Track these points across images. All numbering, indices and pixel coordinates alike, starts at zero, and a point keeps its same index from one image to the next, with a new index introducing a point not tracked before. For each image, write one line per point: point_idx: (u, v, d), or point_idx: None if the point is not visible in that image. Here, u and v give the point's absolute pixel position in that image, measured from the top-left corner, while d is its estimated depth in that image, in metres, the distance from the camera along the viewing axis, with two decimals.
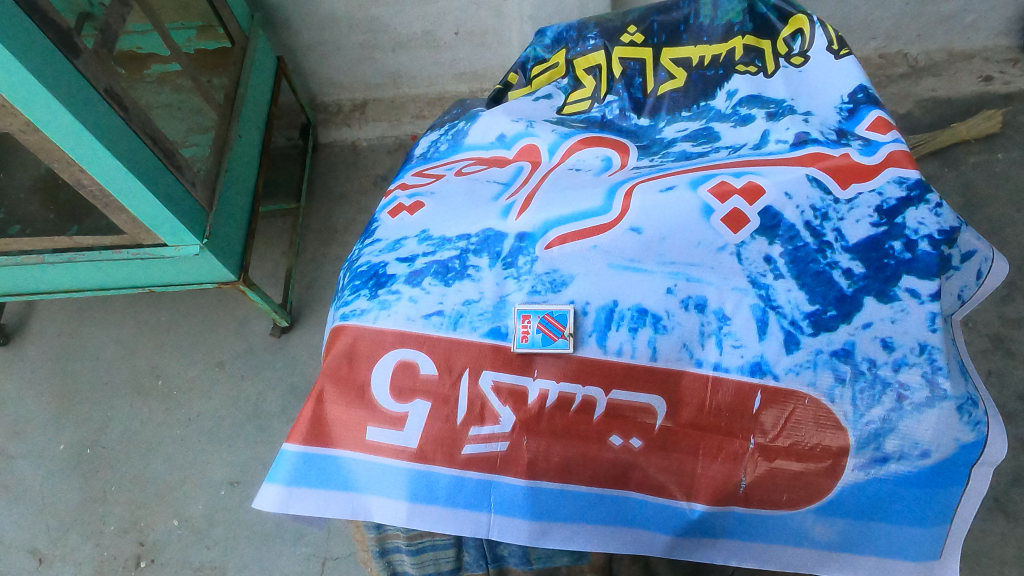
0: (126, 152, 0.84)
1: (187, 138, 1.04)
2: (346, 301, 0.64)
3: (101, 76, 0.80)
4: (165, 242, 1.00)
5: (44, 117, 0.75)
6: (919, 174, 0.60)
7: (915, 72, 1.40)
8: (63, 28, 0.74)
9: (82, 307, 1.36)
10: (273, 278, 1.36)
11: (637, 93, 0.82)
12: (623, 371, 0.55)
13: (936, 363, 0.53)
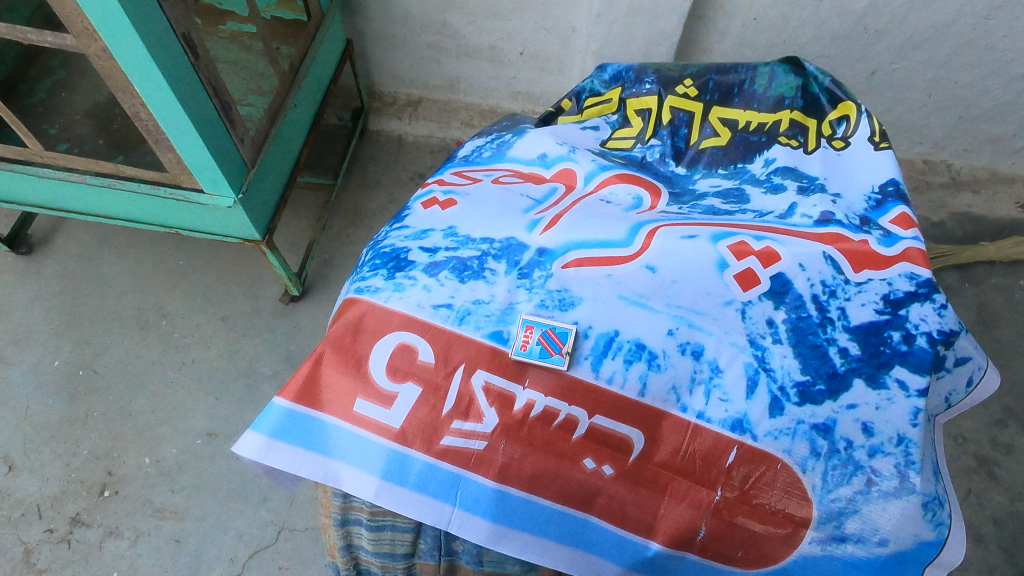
0: (187, 97, 0.87)
1: (244, 97, 1.08)
2: (362, 277, 0.67)
3: (182, 21, 0.84)
4: (202, 189, 1.03)
5: (121, 47, 0.78)
6: (931, 274, 0.62)
7: (955, 184, 1.42)
8: None
9: (108, 235, 1.40)
10: (294, 247, 1.39)
11: (680, 142, 0.84)
12: (610, 400, 0.57)
13: (911, 457, 0.55)
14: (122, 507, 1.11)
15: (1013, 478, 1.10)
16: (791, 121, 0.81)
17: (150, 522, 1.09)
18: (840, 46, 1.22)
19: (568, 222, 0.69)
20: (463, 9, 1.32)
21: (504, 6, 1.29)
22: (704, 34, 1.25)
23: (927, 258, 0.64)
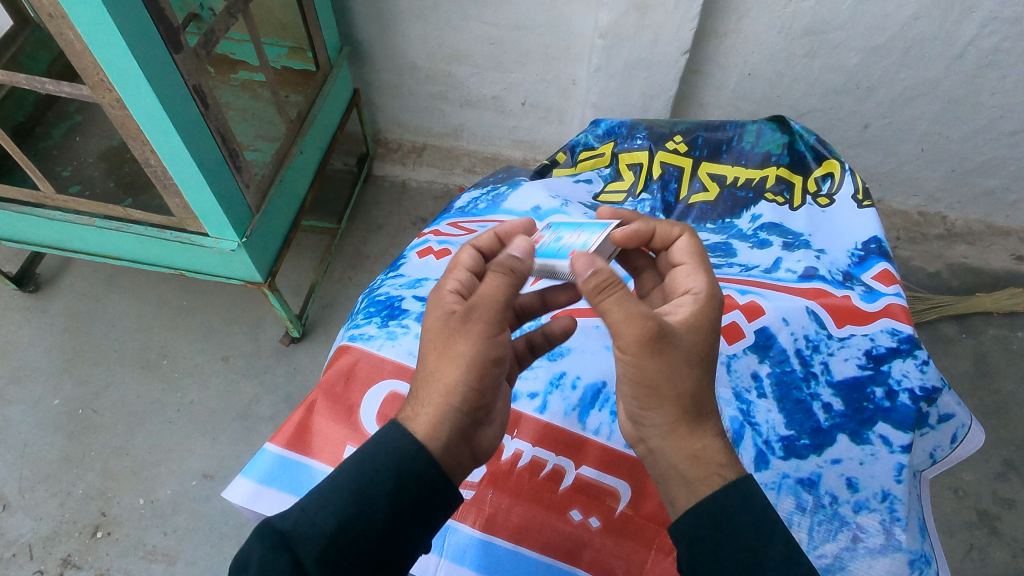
0: (196, 145, 0.90)
1: (252, 142, 1.11)
2: (357, 324, 0.76)
3: (193, 72, 0.88)
4: (207, 232, 1.05)
5: (134, 98, 0.81)
6: (912, 330, 0.70)
7: (950, 236, 1.43)
8: (173, 25, 0.81)
9: (114, 275, 1.42)
10: (296, 288, 1.41)
11: (670, 197, 0.91)
12: (586, 444, 0.69)
13: (895, 514, 0.62)
14: (115, 549, 1.10)
15: (1015, 533, 1.09)
16: (773, 180, 0.88)
17: (141, 565, 1.08)
18: (833, 100, 1.25)
19: (550, 284, 0.87)
20: (468, 61, 1.36)
21: (506, 59, 1.33)
22: (700, 87, 1.29)
23: (908, 314, 0.72)
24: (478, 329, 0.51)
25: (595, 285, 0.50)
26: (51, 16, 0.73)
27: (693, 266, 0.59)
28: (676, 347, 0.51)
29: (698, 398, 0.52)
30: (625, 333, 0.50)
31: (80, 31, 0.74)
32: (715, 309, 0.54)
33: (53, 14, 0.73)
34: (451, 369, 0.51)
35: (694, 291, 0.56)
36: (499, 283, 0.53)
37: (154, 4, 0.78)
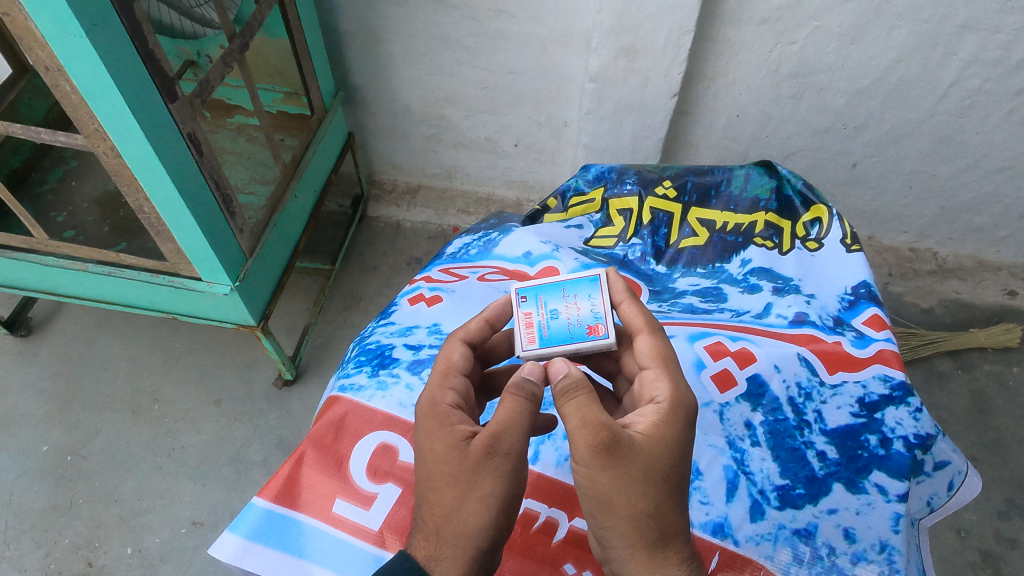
0: (190, 192, 0.91)
1: (247, 186, 1.13)
2: (347, 373, 0.76)
3: (188, 121, 0.89)
4: (200, 277, 1.05)
5: (128, 147, 0.82)
6: (904, 375, 0.71)
7: (942, 271, 1.44)
8: (168, 75, 0.83)
9: (107, 318, 1.42)
10: (290, 330, 1.41)
11: (660, 242, 0.92)
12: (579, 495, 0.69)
13: (894, 564, 0.63)
14: None
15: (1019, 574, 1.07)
16: (760, 225, 0.88)
17: None
18: (821, 139, 1.27)
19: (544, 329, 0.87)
20: (461, 104, 1.38)
21: (499, 102, 1.36)
22: (690, 128, 1.31)
23: (900, 359, 0.73)
24: (505, 464, 0.51)
25: (563, 390, 0.52)
26: (47, 68, 0.74)
27: (659, 372, 0.56)
28: (631, 457, 0.50)
29: (658, 516, 0.51)
30: (577, 440, 0.50)
31: (75, 81, 0.75)
32: (681, 419, 0.53)
33: (50, 67, 0.74)
34: (474, 514, 0.50)
35: (657, 399, 0.54)
36: (517, 409, 0.52)
37: (150, 56, 0.79)
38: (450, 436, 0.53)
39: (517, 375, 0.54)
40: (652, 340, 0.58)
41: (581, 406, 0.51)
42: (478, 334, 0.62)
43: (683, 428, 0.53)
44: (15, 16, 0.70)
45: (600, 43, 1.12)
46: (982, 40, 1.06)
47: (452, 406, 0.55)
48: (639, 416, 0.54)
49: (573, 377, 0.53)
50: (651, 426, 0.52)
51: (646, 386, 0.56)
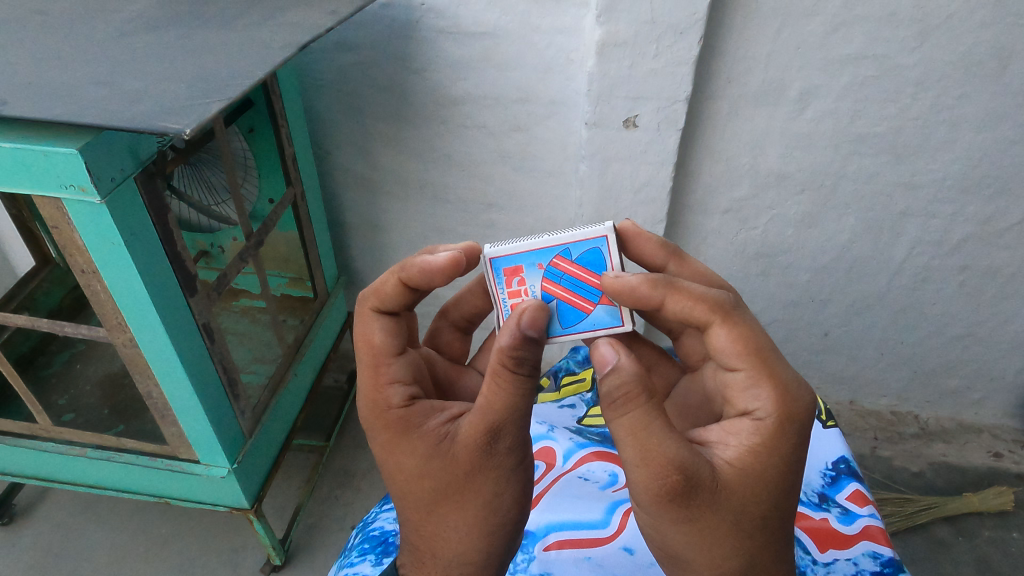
0: (200, 378, 0.95)
1: (248, 365, 1.20)
2: (352, 561, 0.77)
3: (204, 312, 0.95)
4: (199, 459, 1.06)
5: (148, 338, 0.88)
6: (892, 551, 0.74)
7: (926, 434, 1.48)
8: (191, 272, 0.90)
9: (93, 502, 1.39)
10: (281, 510, 1.38)
11: None
12: None
13: None
14: None
15: None
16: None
17: None
18: (793, 311, 1.36)
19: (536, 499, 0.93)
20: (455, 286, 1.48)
21: None
22: None
23: (887, 534, 0.76)
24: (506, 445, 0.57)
25: (616, 387, 0.51)
26: (83, 270, 0.81)
27: (752, 378, 0.56)
28: (712, 498, 0.52)
29: (738, 559, 0.54)
30: (643, 482, 0.52)
31: (107, 282, 0.82)
32: (779, 441, 0.54)
33: (85, 269, 0.81)
34: (470, 524, 0.59)
35: (755, 412, 0.55)
36: (509, 391, 0.54)
37: (177, 257, 0.87)
38: (425, 446, 0.58)
39: (500, 349, 0.53)
40: (728, 332, 0.55)
41: (649, 431, 0.50)
42: (401, 298, 0.61)
43: (782, 449, 0.55)
44: (62, 229, 0.78)
45: None
46: (923, 224, 1.19)
47: (406, 408, 0.60)
48: (733, 434, 0.56)
49: (624, 370, 0.51)
50: (743, 447, 0.55)
51: (743, 396, 0.57)
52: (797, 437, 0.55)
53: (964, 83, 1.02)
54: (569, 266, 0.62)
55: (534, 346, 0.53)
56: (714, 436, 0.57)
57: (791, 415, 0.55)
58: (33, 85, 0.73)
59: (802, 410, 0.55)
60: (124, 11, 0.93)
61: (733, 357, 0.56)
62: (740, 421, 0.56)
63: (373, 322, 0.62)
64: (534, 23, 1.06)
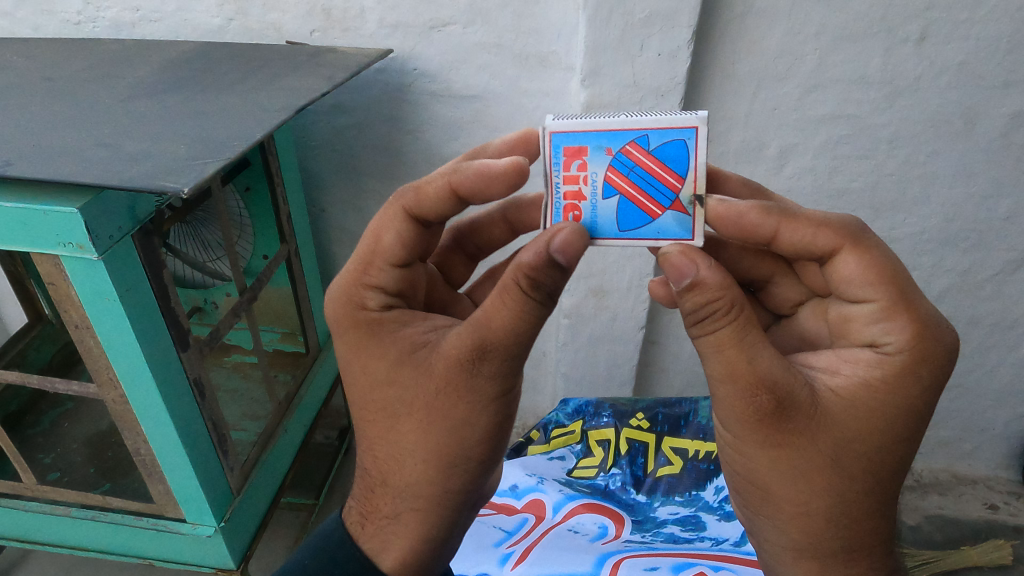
0: (189, 434, 0.95)
1: (239, 422, 1.21)
2: None
3: (196, 367, 0.95)
4: (186, 517, 1.04)
5: (138, 394, 0.88)
6: None
7: (921, 486, 1.47)
8: (184, 327, 0.91)
9: (75, 565, 1.35)
10: (268, 572, 1.35)
11: (638, 470, 1.08)
12: None
13: None
14: None
15: None
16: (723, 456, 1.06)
17: None
18: None
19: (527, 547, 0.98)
20: None
21: None
22: (660, 355, 1.41)
23: None
24: (492, 369, 0.55)
25: (699, 301, 0.52)
26: (77, 325, 0.82)
27: (885, 314, 0.54)
28: (815, 422, 0.53)
29: (837, 501, 0.54)
30: (733, 398, 0.52)
31: (101, 337, 0.83)
32: (904, 378, 0.53)
33: (80, 325, 0.82)
34: (422, 458, 0.60)
35: (883, 347, 0.54)
36: (511, 309, 0.53)
37: (171, 313, 0.88)
38: (395, 353, 0.60)
39: (521, 265, 0.52)
40: (858, 259, 0.54)
41: (741, 346, 0.51)
42: (443, 206, 0.60)
43: (908, 387, 0.53)
44: (58, 285, 0.79)
45: (572, 285, 1.25)
46: (904, 276, 1.22)
47: (382, 313, 0.61)
48: (848, 363, 0.55)
49: (708, 284, 0.51)
50: (858, 379, 0.54)
51: (868, 327, 0.55)
52: (931, 377, 0.53)
53: (934, 141, 1.06)
54: (643, 158, 0.57)
55: (554, 274, 0.52)
56: (823, 363, 0.56)
57: (926, 353, 0.53)
58: (37, 148, 0.75)
59: (941, 351, 0.53)
60: (127, 77, 0.97)
61: (861, 285, 0.55)
62: (859, 351, 0.55)
63: (392, 224, 0.62)
64: (522, 86, 1.11)
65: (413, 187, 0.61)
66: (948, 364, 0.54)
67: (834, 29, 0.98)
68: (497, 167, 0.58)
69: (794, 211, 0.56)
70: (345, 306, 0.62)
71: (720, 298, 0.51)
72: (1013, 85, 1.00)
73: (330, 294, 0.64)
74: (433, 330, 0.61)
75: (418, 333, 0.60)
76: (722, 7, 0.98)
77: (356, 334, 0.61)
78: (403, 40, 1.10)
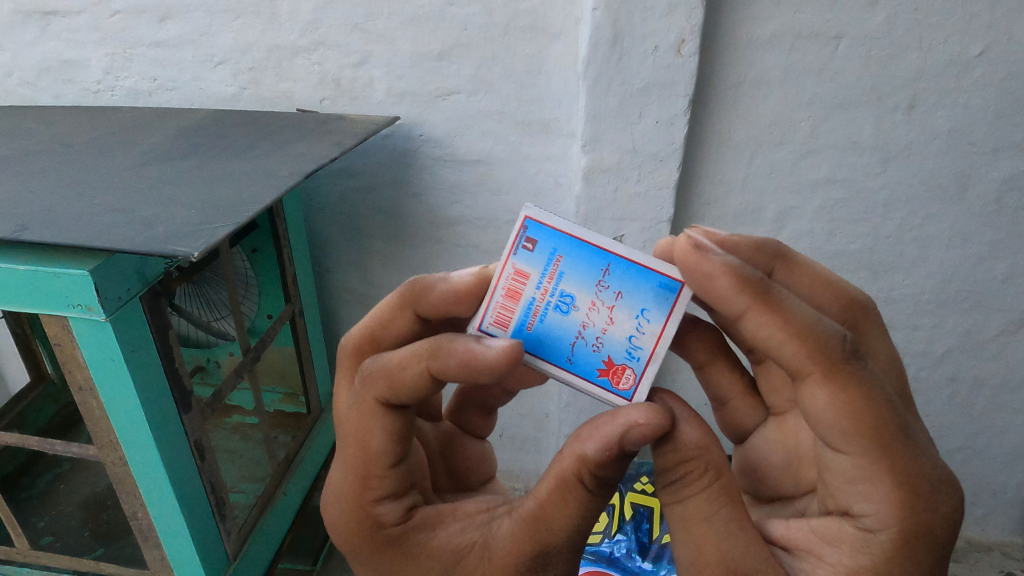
0: (188, 497, 0.93)
1: (237, 484, 1.20)
2: None
3: (197, 429, 0.95)
4: None
5: (138, 456, 0.87)
6: None
7: None
8: (187, 389, 0.91)
9: None
10: None
11: (643, 537, 1.07)
12: None
13: None
14: None
15: None
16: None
17: None
18: None
19: None
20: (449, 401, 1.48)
21: None
22: None
23: None
24: (558, 568, 0.58)
25: (675, 460, 0.54)
26: (80, 387, 0.83)
27: (871, 490, 0.51)
28: None
29: None
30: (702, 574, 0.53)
31: (103, 399, 0.83)
32: (895, 558, 0.51)
33: (83, 386, 0.82)
34: None
35: (867, 522, 0.52)
36: (571, 507, 0.55)
37: (175, 374, 0.88)
38: (440, 564, 0.60)
39: (588, 463, 0.53)
40: (828, 395, 0.50)
41: (710, 520, 0.53)
42: (420, 390, 0.57)
43: (897, 570, 0.51)
44: (64, 345, 0.80)
45: None
46: (906, 336, 1.22)
47: (403, 526, 0.62)
48: (832, 546, 0.54)
49: (685, 444, 0.54)
50: (847, 566, 0.52)
51: (851, 492, 0.53)
52: (925, 555, 0.51)
53: (928, 205, 1.08)
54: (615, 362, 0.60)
55: (620, 462, 0.54)
56: (807, 542, 0.56)
57: (917, 524, 0.51)
58: (51, 212, 0.77)
59: (937, 520, 0.51)
60: (141, 144, 1.01)
61: (838, 429, 0.50)
62: (842, 523, 0.54)
63: (374, 425, 0.60)
64: (525, 151, 1.14)
65: (383, 374, 0.58)
66: (943, 537, 0.52)
67: (825, 98, 1.01)
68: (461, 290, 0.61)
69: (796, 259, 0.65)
70: (361, 533, 0.62)
71: (696, 457, 0.53)
72: (1002, 151, 1.02)
73: (337, 514, 0.64)
74: (473, 528, 0.61)
75: (455, 537, 0.61)
76: (717, 78, 1.02)
77: (382, 555, 0.61)
78: (409, 107, 1.14)
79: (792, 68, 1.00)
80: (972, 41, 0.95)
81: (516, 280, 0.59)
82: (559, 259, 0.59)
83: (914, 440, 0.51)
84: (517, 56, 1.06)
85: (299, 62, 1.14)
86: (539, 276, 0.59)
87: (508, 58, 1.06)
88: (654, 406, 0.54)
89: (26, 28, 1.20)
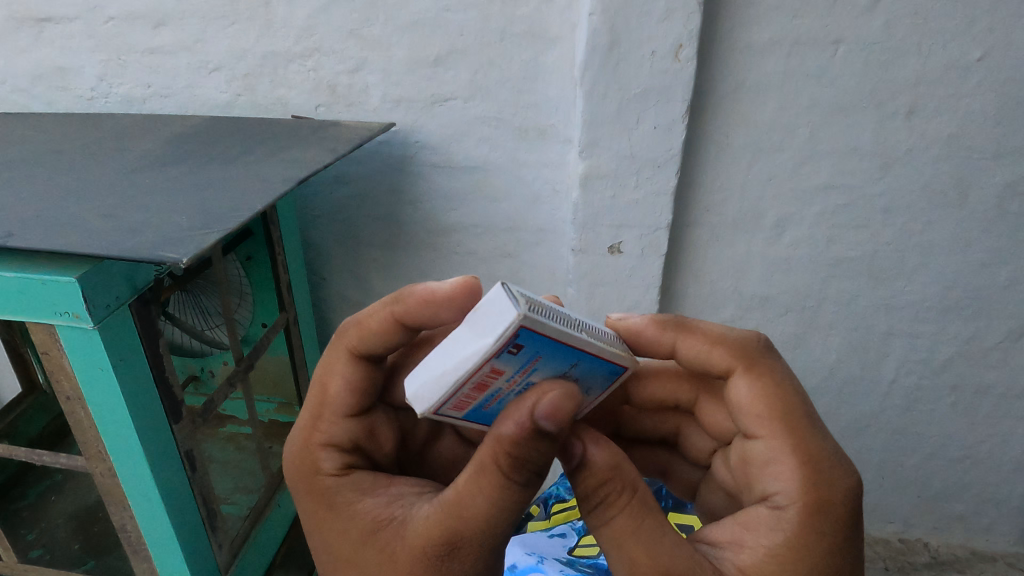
0: (178, 508, 0.91)
1: (229, 495, 1.18)
2: None
3: (188, 439, 0.93)
4: None
5: (127, 466, 0.86)
6: None
7: (938, 562, 1.41)
8: (178, 398, 0.90)
9: None
10: None
11: None
12: None
13: None
14: None
15: None
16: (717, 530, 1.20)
17: None
18: None
19: None
20: None
21: None
22: None
23: None
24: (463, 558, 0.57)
25: (595, 486, 0.57)
26: (68, 397, 0.81)
27: (785, 468, 0.61)
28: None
29: None
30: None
31: (91, 409, 0.81)
32: (806, 533, 0.58)
33: (71, 396, 0.81)
34: None
35: (777, 501, 0.61)
36: (483, 492, 0.55)
37: (165, 384, 0.87)
38: (356, 525, 0.63)
39: (503, 435, 0.53)
40: (747, 383, 0.66)
41: (636, 534, 0.56)
42: (384, 335, 0.69)
43: (803, 539, 0.58)
44: (51, 354, 0.78)
45: None
46: (908, 344, 1.20)
47: (338, 478, 0.67)
48: (752, 531, 0.60)
49: (596, 467, 0.57)
50: (765, 544, 0.58)
51: (768, 476, 0.63)
52: (832, 532, 0.58)
53: (930, 211, 1.07)
54: None
55: (542, 439, 0.54)
56: (730, 534, 0.61)
57: (816, 495, 0.59)
58: (39, 219, 0.76)
59: (835, 491, 0.60)
60: (134, 150, 1.00)
61: (754, 412, 0.65)
62: (759, 507, 0.62)
63: (337, 371, 0.71)
64: (522, 158, 1.13)
65: (355, 325, 0.70)
66: (848, 516, 0.59)
67: (824, 104, 1.01)
68: (442, 293, 0.66)
69: (689, 323, 0.70)
70: (303, 470, 0.69)
71: (609, 480, 0.57)
72: (1004, 157, 1.01)
73: (291, 450, 0.72)
74: (399, 506, 0.63)
75: (378, 508, 0.64)
76: (715, 84, 1.01)
77: (313, 498, 0.68)
78: (405, 114, 1.13)
79: (791, 73, 0.99)
80: (973, 45, 0.94)
81: (489, 375, 0.52)
82: (540, 358, 0.52)
83: (811, 431, 0.63)
84: (513, 63, 1.05)
85: (294, 68, 1.13)
86: (513, 372, 0.53)
87: (505, 64, 1.06)
88: (571, 389, 0.54)
89: (19, 35, 1.19)
